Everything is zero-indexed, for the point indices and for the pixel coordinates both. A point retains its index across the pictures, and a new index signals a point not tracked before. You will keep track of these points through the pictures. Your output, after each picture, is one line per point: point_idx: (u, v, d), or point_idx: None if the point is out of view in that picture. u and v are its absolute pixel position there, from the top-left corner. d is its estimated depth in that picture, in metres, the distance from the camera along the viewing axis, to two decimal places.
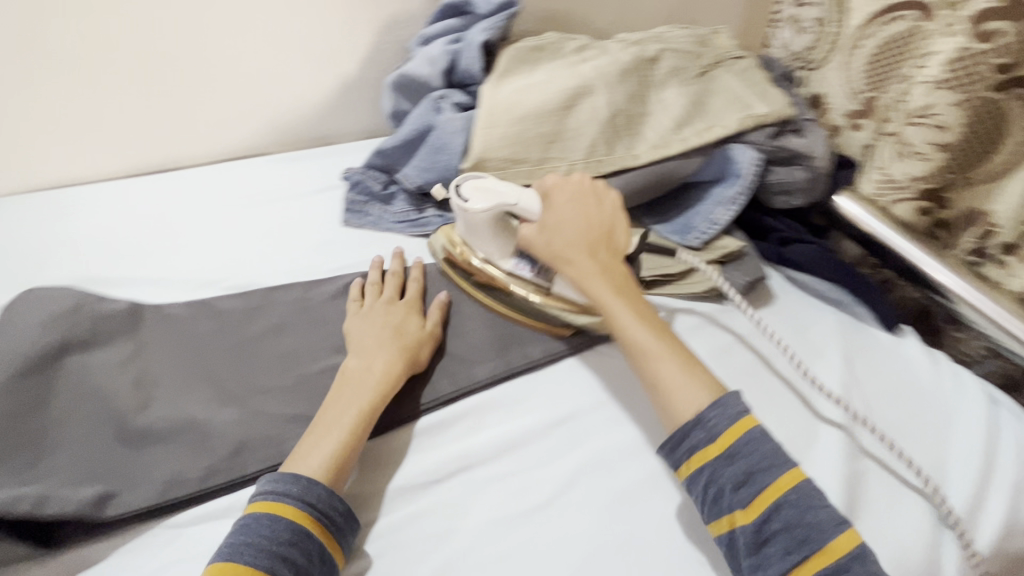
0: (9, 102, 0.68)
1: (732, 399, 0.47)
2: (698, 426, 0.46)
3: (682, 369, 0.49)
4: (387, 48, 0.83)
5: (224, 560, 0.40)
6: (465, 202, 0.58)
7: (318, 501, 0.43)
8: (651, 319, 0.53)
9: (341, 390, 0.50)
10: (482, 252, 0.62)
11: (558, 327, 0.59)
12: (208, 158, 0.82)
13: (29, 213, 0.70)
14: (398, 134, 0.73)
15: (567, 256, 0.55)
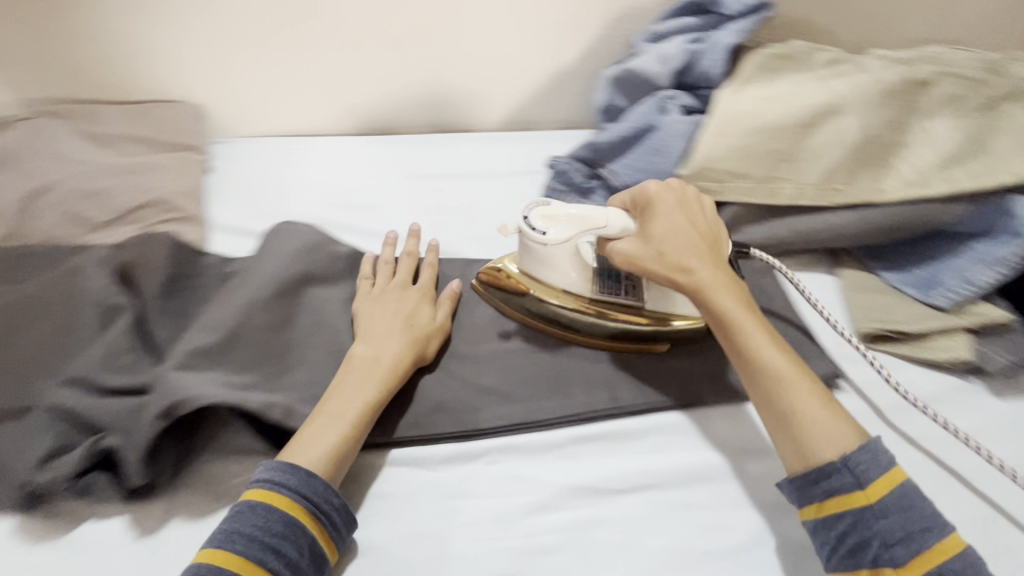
0: (285, 60, 0.78)
1: (870, 440, 0.42)
2: (840, 468, 0.42)
3: (825, 404, 0.44)
4: (612, 41, 0.81)
5: (216, 546, 0.39)
6: (543, 235, 0.53)
7: (313, 493, 0.42)
8: (783, 345, 0.48)
9: (348, 376, 0.49)
10: (549, 277, 0.56)
11: (655, 343, 0.56)
12: (421, 127, 0.88)
13: (276, 153, 0.80)
14: (614, 129, 0.71)
15: (684, 265, 0.50)
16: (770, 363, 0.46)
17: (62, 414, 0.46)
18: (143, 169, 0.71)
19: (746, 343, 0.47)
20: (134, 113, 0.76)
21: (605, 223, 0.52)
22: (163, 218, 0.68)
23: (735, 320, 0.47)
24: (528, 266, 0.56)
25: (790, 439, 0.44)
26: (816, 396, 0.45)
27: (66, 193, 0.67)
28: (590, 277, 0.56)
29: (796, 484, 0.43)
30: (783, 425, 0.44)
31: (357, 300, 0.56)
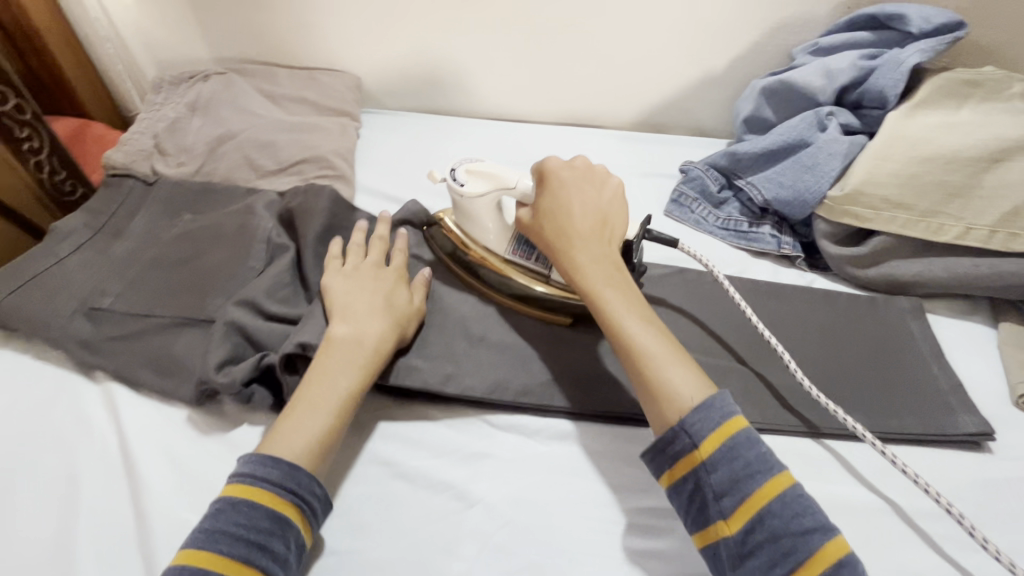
0: (441, 41, 0.82)
1: (716, 398, 0.42)
2: (681, 432, 0.41)
3: (688, 374, 0.43)
4: (766, 50, 0.78)
5: (197, 547, 0.38)
6: (461, 186, 0.56)
7: (295, 486, 0.41)
8: (638, 306, 0.48)
9: (325, 358, 0.48)
10: (475, 234, 0.58)
11: (557, 316, 0.57)
12: (553, 118, 0.90)
13: (420, 128, 0.86)
14: (760, 141, 0.69)
15: (563, 242, 0.51)
16: (629, 329, 0.46)
17: (236, 329, 0.52)
18: (307, 128, 0.78)
19: (611, 309, 0.47)
20: (305, 77, 0.84)
21: (515, 183, 0.55)
22: (317, 171, 0.74)
23: (585, 279, 0.49)
24: (467, 227, 0.59)
25: (654, 410, 0.43)
26: (688, 372, 0.44)
27: (244, 141, 0.75)
28: (508, 238, 0.57)
29: (654, 453, 0.42)
30: (645, 397, 0.44)
31: (326, 277, 0.55)
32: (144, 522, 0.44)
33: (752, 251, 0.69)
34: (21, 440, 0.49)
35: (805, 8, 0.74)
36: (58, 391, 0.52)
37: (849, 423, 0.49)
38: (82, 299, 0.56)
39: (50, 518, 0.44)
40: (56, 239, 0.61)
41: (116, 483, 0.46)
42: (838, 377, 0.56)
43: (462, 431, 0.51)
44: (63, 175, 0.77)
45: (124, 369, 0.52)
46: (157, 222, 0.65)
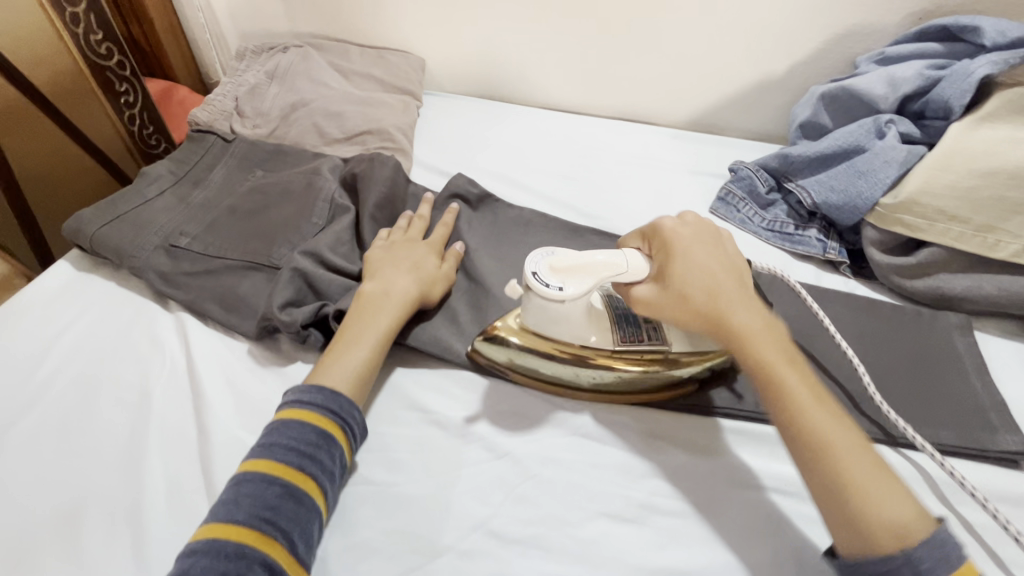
0: (506, 29, 0.85)
1: (940, 528, 0.36)
2: (906, 563, 0.35)
3: (895, 487, 0.37)
4: (830, 56, 0.78)
5: (257, 456, 0.42)
6: (562, 293, 0.46)
7: (338, 408, 0.46)
8: (823, 398, 0.42)
9: (361, 308, 0.52)
10: (565, 336, 0.50)
11: (686, 385, 0.52)
12: (606, 113, 0.92)
13: (477, 112, 0.90)
14: (815, 145, 0.69)
15: (725, 315, 0.44)
16: (824, 427, 0.39)
17: (300, 277, 0.57)
18: (373, 102, 0.82)
19: (803, 401, 0.40)
20: (374, 55, 0.89)
21: (624, 269, 0.47)
22: (378, 143, 0.78)
23: (760, 360, 0.43)
24: (550, 332, 0.50)
25: (858, 528, 0.36)
26: (883, 478, 0.38)
27: (315, 110, 0.80)
28: (608, 330, 0.51)
29: (855, 575, 0.37)
30: (842, 508, 0.37)
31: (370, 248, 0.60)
32: (206, 435, 0.48)
33: (797, 254, 0.69)
34: (103, 352, 0.55)
35: (873, 17, 0.73)
36: (137, 316, 0.58)
37: (906, 431, 0.49)
38: (164, 236, 0.62)
39: (126, 423, 0.50)
40: (145, 181, 0.67)
41: (183, 401, 0.51)
42: (870, 382, 0.56)
43: (496, 390, 0.54)
44: (150, 129, 0.84)
45: (195, 301, 0.57)
46: (232, 176, 0.71)
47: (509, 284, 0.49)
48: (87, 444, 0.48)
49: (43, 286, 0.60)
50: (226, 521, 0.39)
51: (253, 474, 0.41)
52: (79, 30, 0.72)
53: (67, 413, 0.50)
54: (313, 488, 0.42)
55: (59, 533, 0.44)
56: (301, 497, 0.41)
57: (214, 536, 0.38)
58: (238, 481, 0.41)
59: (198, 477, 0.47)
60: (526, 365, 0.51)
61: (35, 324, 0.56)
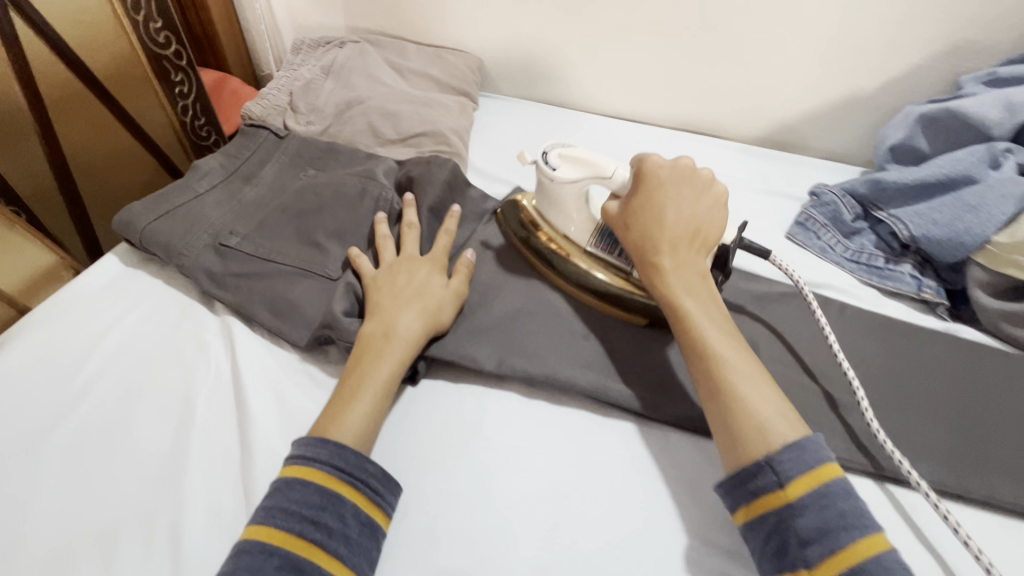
0: (573, 32, 0.81)
1: (809, 437, 0.39)
2: (765, 469, 0.38)
3: (771, 399, 0.41)
4: (930, 74, 0.71)
5: (257, 522, 0.39)
6: (552, 172, 0.57)
7: (346, 464, 0.42)
8: (728, 327, 0.46)
9: (362, 354, 0.48)
10: (557, 222, 0.59)
11: (635, 316, 0.54)
12: (673, 124, 0.87)
13: (536, 116, 0.86)
14: (912, 172, 0.63)
15: (649, 246, 0.50)
16: (712, 343, 0.44)
17: (356, 291, 0.55)
18: (430, 102, 0.79)
19: (695, 323, 0.45)
20: (431, 53, 0.85)
21: (611, 172, 0.54)
22: (434, 146, 0.74)
23: (670, 289, 0.48)
24: (546, 211, 0.60)
25: (732, 442, 0.40)
26: (766, 395, 0.41)
27: (370, 108, 0.77)
28: (589, 232, 0.58)
29: (735, 485, 0.39)
30: (721, 421, 0.41)
31: (364, 274, 0.55)
32: (250, 453, 0.45)
33: (884, 290, 0.63)
34: (146, 352, 0.52)
35: (984, 33, 0.66)
36: (182, 317, 0.56)
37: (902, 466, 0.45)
38: (213, 234, 0.59)
39: (168, 433, 0.47)
40: (196, 175, 0.65)
41: (227, 412, 0.48)
42: (977, 442, 0.50)
43: (558, 422, 0.50)
44: (202, 120, 0.83)
45: (243, 306, 0.55)
46: (285, 173, 0.68)
47: (522, 154, 0.60)
48: (127, 453, 0.46)
49: (90, 280, 0.58)
50: None
51: (250, 544, 0.37)
52: (139, 18, 0.71)
53: (108, 418, 0.48)
54: (319, 558, 0.38)
55: (91, 552, 0.41)
56: (304, 567, 0.37)
57: None
58: (237, 550, 0.38)
59: (239, 497, 0.44)
60: (527, 254, 0.60)
61: (80, 319, 0.54)
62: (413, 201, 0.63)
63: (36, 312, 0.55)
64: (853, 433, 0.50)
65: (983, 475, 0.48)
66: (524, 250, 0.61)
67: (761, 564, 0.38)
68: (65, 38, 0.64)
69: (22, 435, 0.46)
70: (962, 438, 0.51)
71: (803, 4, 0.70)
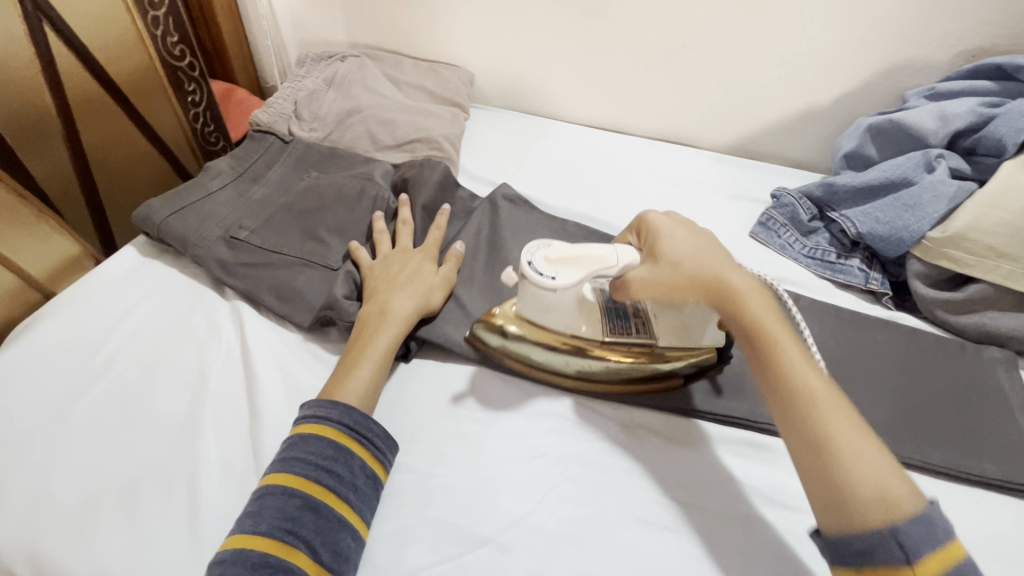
0: (556, 50, 0.88)
1: (930, 507, 0.37)
2: (894, 538, 0.36)
3: (881, 456, 0.39)
4: (878, 90, 0.78)
5: (277, 471, 0.44)
6: (551, 280, 0.50)
7: (354, 423, 0.47)
8: (813, 367, 0.44)
9: (360, 330, 0.54)
10: (557, 326, 0.53)
11: (669, 381, 0.55)
12: (650, 134, 0.94)
13: (522, 126, 0.92)
14: (860, 176, 0.69)
15: (715, 285, 0.48)
16: (807, 387, 0.42)
17: (355, 278, 0.61)
18: (423, 112, 0.85)
19: (786, 368, 0.43)
20: (426, 68, 0.92)
21: (616, 261, 0.50)
22: (427, 152, 0.80)
23: (753, 321, 0.46)
24: (542, 320, 0.53)
25: (842, 500, 0.38)
26: (872, 446, 0.40)
27: (368, 117, 0.83)
28: (598, 320, 0.54)
29: (851, 552, 0.37)
30: (835, 479, 0.38)
31: (362, 263, 0.61)
32: (258, 418, 0.51)
33: (836, 282, 0.69)
34: (163, 333, 0.57)
35: (923, 53, 0.74)
36: (196, 302, 0.61)
37: None
38: (224, 228, 0.65)
39: (183, 403, 0.52)
40: (209, 175, 0.71)
41: (236, 384, 0.54)
42: (913, 413, 0.56)
43: (535, 393, 0.56)
44: (211, 127, 0.89)
45: (251, 291, 0.60)
46: (289, 175, 0.74)
47: (506, 272, 0.53)
48: (147, 418, 0.51)
49: (111, 269, 0.63)
50: (251, 531, 0.41)
51: (273, 487, 0.43)
52: (158, 33, 0.78)
53: (129, 389, 0.53)
54: (333, 501, 0.43)
55: (116, 503, 0.46)
56: (320, 508, 0.42)
57: (241, 544, 0.40)
58: (261, 493, 0.43)
59: (249, 458, 0.49)
60: (510, 357, 0.55)
61: (102, 304, 0.60)
62: (407, 200, 0.69)
63: (62, 296, 0.60)
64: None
65: (916, 441, 0.54)
66: (504, 357, 0.55)
67: None
68: (91, 50, 0.71)
69: (52, 404, 0.51)
70: (900, 409, 0.56)
71: (762, 27, 0.77)
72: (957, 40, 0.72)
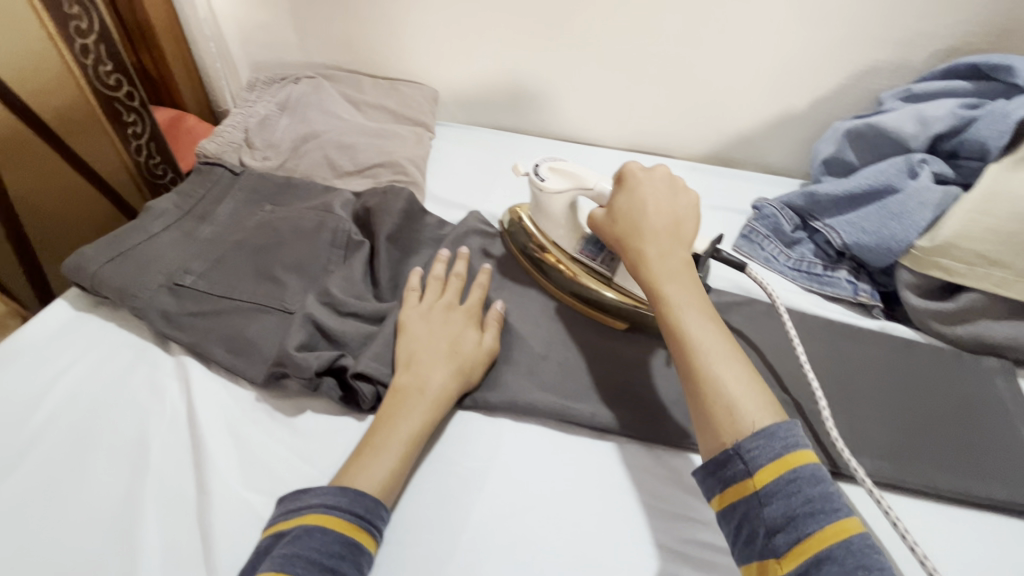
0: (523, 63, 0.84)
1: (779, 426, 0.39)
2: (736, 455, 0.39)
3: (744, 379, 0.42)
4: (853, 93, 0.76)
5: (275, 571, 0.37)
6: (541, 181, 0.60)
7: (365, 510, 0.42)
8: (707, 311, 0.46)
9: (394, 406, 0.48)
10: (549, 231, 0.62)
11: (616, 320, 0.59)
12: (623, 144, 0.91)
13: (490, 142, 0.88)
14: (842, 183, 0.67)
15: (632, 235, 0.51)
16: (687, 324, 0.45)
17: (315, 321, 0.54)
18: (385, 133, 0.80)
19: (675, 311, 0.45)
20: (387, 86, 0.88)
21: (594, 184, 0.58)
22: (390, 176, 0.76)
23: (651, 277, 0.48)
24: (540, 222, 0.63)
25: (705, 426, 0.41)
26: (746, 381, 0.42)
27: (326, 141, 0.78)
28: (578, 236, 0.61)
29: (706, 472, 0.41)
30: (698, 404, 0.42)
31: (404, 313, 0.55)
32: (206, 494, 0.45)
33: (824, 295, 0.66)
34: (97, 399, 0.51)
35: (898, 54, 0.72)
36: (137, 360, 0.55)
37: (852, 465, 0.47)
38: (168, 275, 0.59)
39: (121, 481, 0.46)
40: (150, 216, 0.65)
41: (183, 455, 0.48)
42: (913, 433, 0.53)
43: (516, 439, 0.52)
44: (158, 159, 0.83)
45: (199, 345, 0.55)
46: (241, 211, 0.68)
47: (516, 165, 0.63)
48: (80, 503, 0.45)
49: (38, 327, 0.57)
50: None
51: None
52: (88, 61, 0.71)
53: (59, 470, 0.47)
54: None
55: None
56: None
57: None
58: None
59: (195, 542, 0.43)
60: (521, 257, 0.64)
61: (28, 369, 0.53)
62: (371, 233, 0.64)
63: None
64: (808, 425, 0.54)
65: (918, 462, 0.51)
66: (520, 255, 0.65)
67: (733, 551, 0.40)
68: (12, 86, 0.64)
69: None
70: (902, 429, 0.53)
71: (734, 33, 0.74)
72: (932, 42, 0.70)
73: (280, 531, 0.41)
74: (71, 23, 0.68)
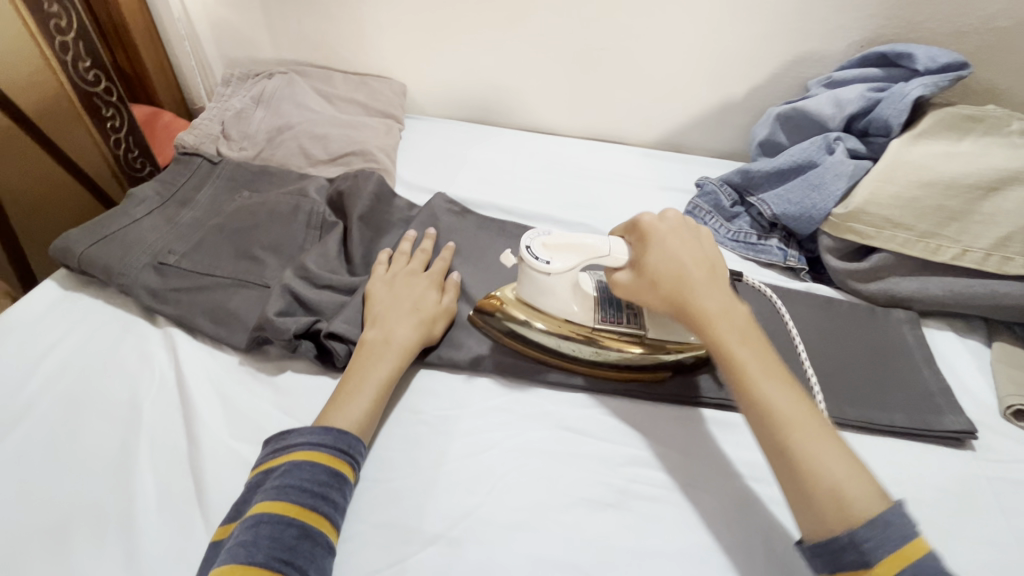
0: (486, 57, 0.90)
1: (892, 508, 0.36)
2: (850, 544, 0.36)
3: (840, 455, 0.39)
4: (784, 81, 0.84)
5: (270, 499, 0.42)
6: (546, 263, 0.53)
7: (348, 445, 0.47)
8: (778, 372, 0.43)
9: (364, 357, 0.53)
10: (553, 310, 0.56)
11: (658, 372, 0.57)
12: (581, 133, 0.97)
13: (457, 132, 0.94)
14: (772, 161, 0.74)
15: (682, 295, 0.47)
16: (770, 396, 0.41)
17: (291, 291, 0.59)
18: (356, 124, 0.85)
19: (753, 381, 0.42)
20: (357, 81, 0.92)
21: (607, 250, 0.52)
22: (362, 164, 0.81)
23: (720, 342, 0.45)
24: (541, 303, 0.56)
25: (805, 505, 0.38)
26: (839, 453, 0.39)
27: (299, 132, 0.83)
28: (590, 307, 0.57)
29: (811, 552, 0.38)
30: (797, 483, 0.38)
31: (371, 282, 0.60)
32: (195, 444, 0.50)
33: (759, 262, 0.74)
34: (89, 366, 0.55)
35: (821, 45, 0.80)
36: (126, 332, 0.59)
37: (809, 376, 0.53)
38: (152, 254, 0.63)
39: (115, 437, 0.50)
40: (133, 202, 0.68)
41: (172, 412, 0.52)
42: (830, 374, 0.60)
43: (479, 390, 0.57)
44: (136, 153, 0.86)
45: (184, 317, 0.59)
46: (220, 197, 0.73)
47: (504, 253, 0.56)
48: (77, 456, 0.49)
49: (28, 305, 0.60)
50: (245, 562, 0.38)
51: (270, 516, 0.41)
52: (68, 58, 0.74)
53: (56, 429, 0.51)
54: (327, 528, 0.43)
55: (46, 547, 0.44)
56: (315, 535, 0.41)
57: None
58: (255, 522, 0.41)
59: (187, 485, 0.48)
60: (522, 343, 0.58)
61: (21, 342, 0.57)
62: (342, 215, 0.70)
63: None
64: None
65: (833, 398, 0.58)
66: (516, 342, 0.58)
67: None
68: None
69: None
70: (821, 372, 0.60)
71: (676, 27, 0.81)
72: (849, 33, 0.78)
73: (271, 466, 0.45)
74: (51, 21, 0.71)
